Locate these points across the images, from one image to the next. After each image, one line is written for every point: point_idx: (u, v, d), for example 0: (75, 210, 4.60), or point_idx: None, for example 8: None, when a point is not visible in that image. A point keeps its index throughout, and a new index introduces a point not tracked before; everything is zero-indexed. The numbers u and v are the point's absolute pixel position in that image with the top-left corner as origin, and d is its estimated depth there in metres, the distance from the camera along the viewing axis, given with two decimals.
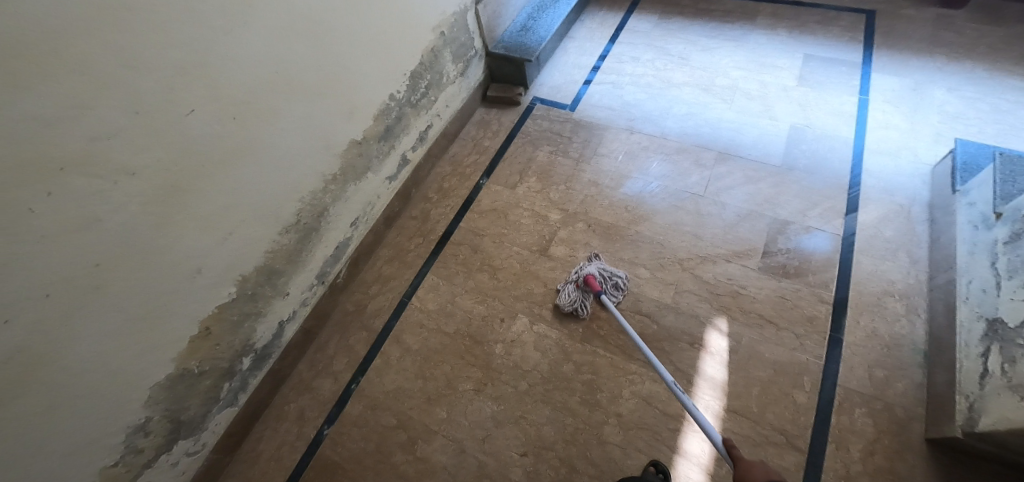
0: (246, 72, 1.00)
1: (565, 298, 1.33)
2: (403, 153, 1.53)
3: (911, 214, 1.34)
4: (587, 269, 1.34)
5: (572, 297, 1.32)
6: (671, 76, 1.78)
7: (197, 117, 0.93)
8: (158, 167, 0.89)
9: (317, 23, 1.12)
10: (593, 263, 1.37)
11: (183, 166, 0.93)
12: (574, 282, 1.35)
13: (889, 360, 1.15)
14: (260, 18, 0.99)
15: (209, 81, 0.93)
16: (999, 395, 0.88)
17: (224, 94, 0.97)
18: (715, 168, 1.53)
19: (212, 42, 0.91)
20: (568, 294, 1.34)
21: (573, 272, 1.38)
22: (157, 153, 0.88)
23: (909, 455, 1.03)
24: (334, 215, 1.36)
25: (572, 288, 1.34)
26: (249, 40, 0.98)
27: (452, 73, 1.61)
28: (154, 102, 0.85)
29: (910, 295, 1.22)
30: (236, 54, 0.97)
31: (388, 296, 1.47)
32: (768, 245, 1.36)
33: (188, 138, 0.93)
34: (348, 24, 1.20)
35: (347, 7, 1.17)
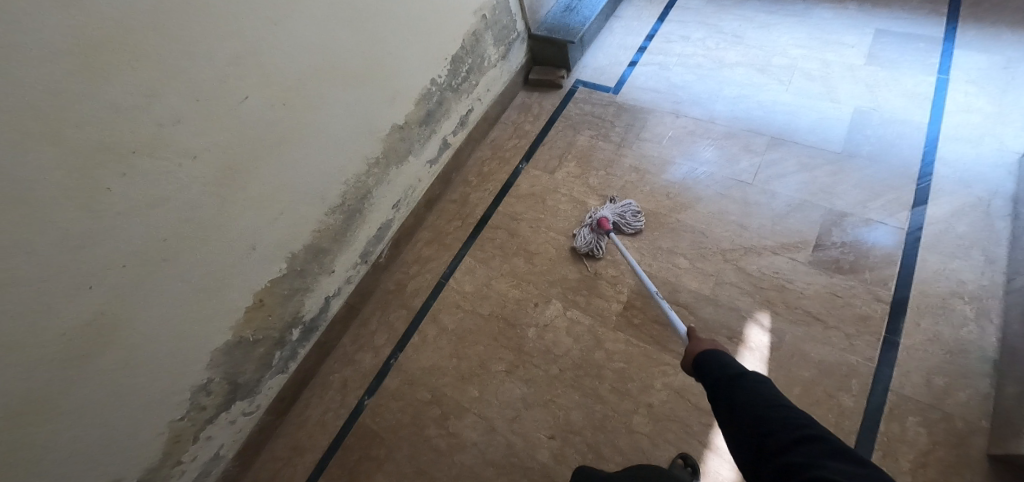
0: (296, 60, 1.05)
1: (580, 241, 1.40)
2: (444, 137, 1.56)
3: (991, 208, 1.21)
4: (600, 213, 1.41)
5: (587, 238, 1.39)
6: (724, 56, 1.68)
7: (250, 104, 0.99)
8: (216, 151, 0.96)
9: (363, 10, 1.15)
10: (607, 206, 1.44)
11: (238, 150, 1.00)
12: (588, 225, 1.42)
13: (952, 367, 1.06)
14: (309, 7, 1.03)
15: (262, 70, 0.99)
16: None
17: (275, 81, 1.02)
18: (766, 154, 1.44)
19: (264, 32, 0.96)
20: (583, 237, 1.41)
21: (586, 218, 1.45)
22: (215, 137, 0.95)
23: (967, 470, 0.96)
24: (376, 198, 1.41)
25: (587, 231, 1.40)
26: (299, 28, 1.03)
27: (493, 56, 1.61)
28: (212, 89, 0.91)
29: (982, 298, 1.11)
30: (287, 42, 1.01)
31: (427, 276, 1.52)
32: (820, 237, 1.27)
33: (243, 123, 0.99)
34: (392, 11, 1.22)
35: None
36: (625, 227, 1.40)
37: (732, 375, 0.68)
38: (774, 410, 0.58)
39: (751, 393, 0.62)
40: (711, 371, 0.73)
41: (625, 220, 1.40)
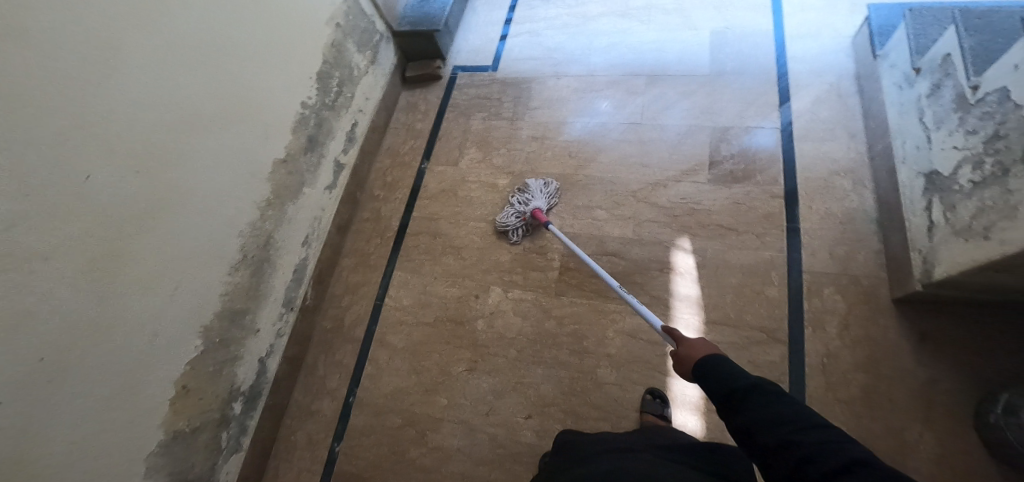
0: (138, 120, 0.93)
1: (503, 221, 1.39)
2: (335, 159, 1.47)
3: (841, 89, 1.35)
4: (538, 210, 1.35)
5: (514, 225, 1.37)
6: (586, 10, 1.73)
7: (98, 181, 0.87)
8: (72, 244, 0.84)
9: (200, 48, 1.04)
10: (541, 194, 1.38)
11: (102, 235, 0.88)
12: (519, 213, 1.37)
13: (847, 236, 1.18)
14: (132, 59, 0.92)
15: (99, 141, 0.87)
16: (948, 243, 0.95)
17: (121, 149, 0.91)
18: (648, 92, 1.51)
19: (86, 99, 0.85)
20: (508, 220, 1.38)
21: (517, 201, 1.39)
22: (67, 229, 0.83)
23: (881, 318, 1.09)
24: (281, 240, 1.32)
25: (518, 219, 1.37)
26: (131, 84, 0.92)
27: (363, 63, 1.53)
28: (43, 177, 0.79)
29: (855, 169, 1.25)
30: (120, 102, 0.90)
31: (362, 303, 1.45)
32: (713, 156, 1.36)
33: (96, 204, 0.87)
34: (233, 41, 1.12)
35: (227, 23, 1.10)
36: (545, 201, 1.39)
37: (740, 383, 0.58)
38: (803, 435, 0.49)
39: (771, 411, 0.53)
40: (709, 376, 0.64)
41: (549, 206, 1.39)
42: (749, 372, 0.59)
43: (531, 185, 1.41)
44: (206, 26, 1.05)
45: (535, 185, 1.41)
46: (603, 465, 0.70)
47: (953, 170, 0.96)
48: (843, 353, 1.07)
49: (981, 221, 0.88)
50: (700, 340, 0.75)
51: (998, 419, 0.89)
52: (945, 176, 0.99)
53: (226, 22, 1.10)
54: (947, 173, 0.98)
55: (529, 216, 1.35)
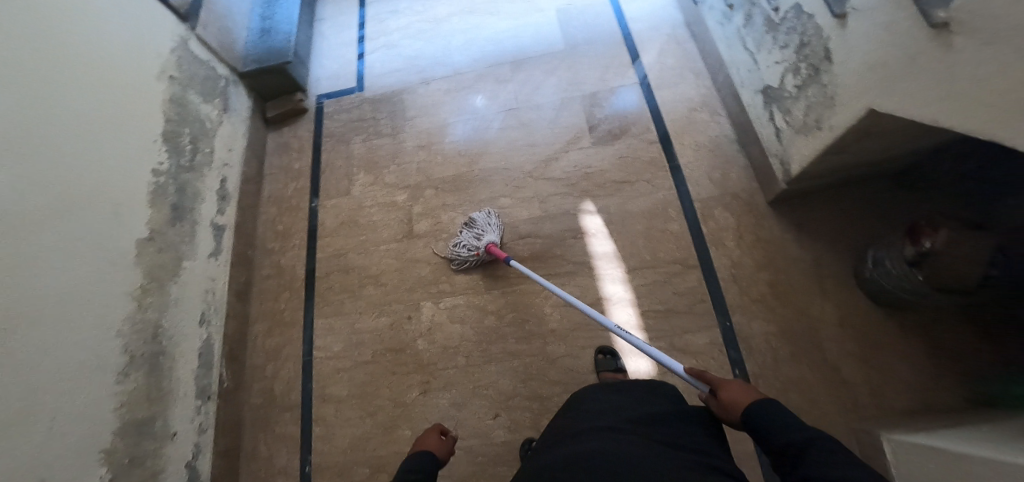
0: None
1: (456, 252, 1.31)
2: (211, 222, 1.34)
3: (678, 37, 1.51)
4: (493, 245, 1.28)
5: (466, 258, 1.30)
6: (435, 13, 1.74)
7: None
8: None
9: (12, 135, 0.88)
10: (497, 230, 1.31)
11: None
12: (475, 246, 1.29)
13: (719, 160, 1.33)
14: None
15: None
16: (794, 143, 1.11)
17: None
18: (516, 78, 1.56)
19: None
20: (462, 252, 1.31)
21: (474, 233, 1.31)
22: None
23: (764, 223, 1.25)
24: (172, 327, 1.16)
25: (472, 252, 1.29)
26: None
27: (213, 113, 1.40)
28: None
29: (708, 102, 1.40)
30: None
31: (288, 365, 1.33)
32: (590, 121, 1.45)
33: None
34: (52, 119, 0.96)
35: (38, 100, 0.94)
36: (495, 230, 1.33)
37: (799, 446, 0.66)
38: None
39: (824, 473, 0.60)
40: (768, 432, 0.71)
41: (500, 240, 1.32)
42: (805, 433, 0.67)
43: (487, 218, 1.33)
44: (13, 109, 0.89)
45: (480, 218, 1.34)
46: (593, 449, 0.68)
47: (779, 81, 1.12)
48: (745, 261, 1.22)
49: (812, 115, 1.03)
50: (734, 383, 0.82)
51: (871, 272, 1.10)
52: (775, 88, 1.15)
53: (39, 99, 0.94)
54: (776, 84, 1.14)
55: (483, 252, 1.27)
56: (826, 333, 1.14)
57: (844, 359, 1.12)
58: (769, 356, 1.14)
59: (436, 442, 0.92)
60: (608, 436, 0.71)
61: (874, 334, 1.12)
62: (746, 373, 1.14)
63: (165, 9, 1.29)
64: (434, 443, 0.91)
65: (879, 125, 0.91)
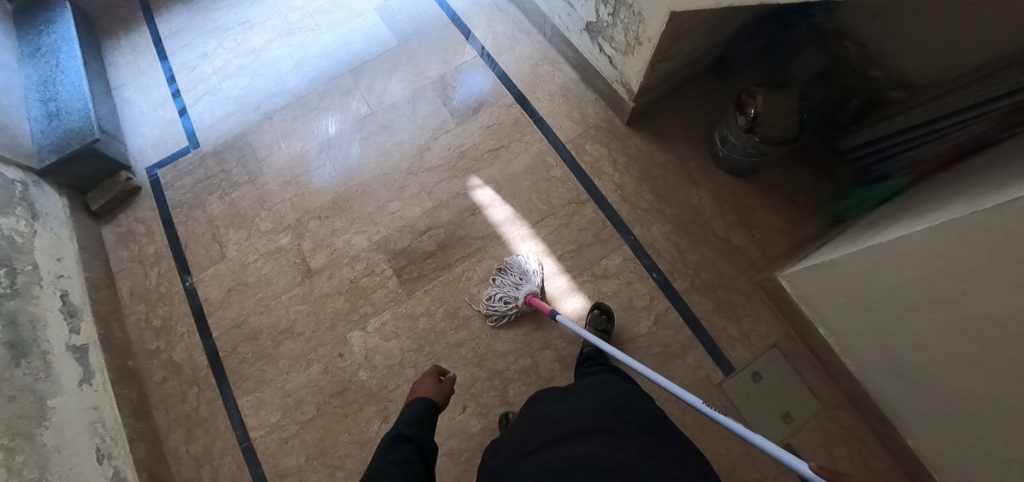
0: None
1: (493, 300, 1.23)
2: (67, 345, 1.13)
3: (499, 4, 1.59)
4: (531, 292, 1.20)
5: (504, 308, 1.22)
6: (250, 44, 1.63)
7: None
8: None
9: None
10: (534, 275, 1.23)
11: None
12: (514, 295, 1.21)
13: (572, 102, 1.43)
14: None
15: None
16: (626, 63, 1.24)
17: None
18: (360, 85, 1.52)
19: None
20: (499, 301, 1.22)
21: (517, 277, 1.24)
22: None
23: (628, 143, 1.39)
24: (64, 478, 0.96)
25: (512, 301, 1.21)
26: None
27: (21, 225, 1.17)
28: None
29: (545, 55, 1.50)
30: None
31: (226, 460, 1.18)
32: (448, 104, 1.47)
33: None
34: None
35: None
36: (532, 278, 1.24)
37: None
38: None
39: None
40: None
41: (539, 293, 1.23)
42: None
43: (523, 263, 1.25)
44: None
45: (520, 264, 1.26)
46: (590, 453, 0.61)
47: (595, 15, 1.24)
48: (626, 180, 1.35)
49: (631, 35, 1.16)
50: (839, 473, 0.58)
51: (723, 151, 1.29)
52: (594, 22, 1.26)
53: None
54: (594, 18, 1.25)
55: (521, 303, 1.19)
56: (708, 214, 1.31)
57: (730, 230, 1.30)
58: (674, 251, 1.29)
59: (431, 387, 0.90)
60: (610, 438, 0.64)
61: (742, 202, 1.32)
62: (662, 273, 1.27)
63: None
64: (430, 389, 0.89)
65: (684, 25, 1.05)
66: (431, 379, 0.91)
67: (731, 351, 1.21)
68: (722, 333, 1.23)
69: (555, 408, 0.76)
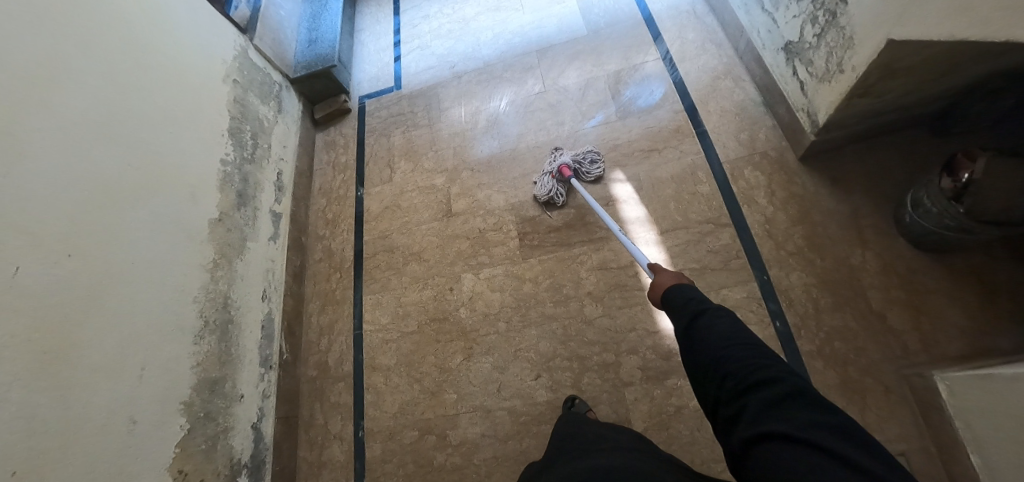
0: (71, 196, 0.93)
1: (540, 189, 1.39)
2: (270, 209, 1.46)
3: (698, 13, 1.57)
4: (560, 160, 1.39)
5: (550, 188, 1.38)
6: (464, 14, 1.87)
7: (64, 264, 0.89)
8: (39, 332, 0.82)
9: (121, 124, 1.06)
10: (566, 152, 1.42)
11: (65, 319, 0.87)
12: (549, 175, 1.40)
13: (745, 123, 1.36)
14: (72, 143, 0.95)
15: (55, 230, 0.89)
16: (818, 92, 1.14)
17: (73, 238, 0.91)
18: (542, 65, 1.65)
19: (40, 187, 0.88)
20: (544, 185, 1.39)
21: (546, 164, 1.43)
22: (36, 321, 0.82)
23: (795, 179, 1.27)
24: (238, 298, 1.27)
25: (548, 180, 1.39)
26: (38, 156, 0.88)
27: (269, 114, 1.55)
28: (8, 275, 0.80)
29: (731, 71, 1.44)
30: (61, 188, 0.91)
31: (340, 339, 1.42)
32: (616, 97, 1.51)
33: (54, 289, 0.86)
34: (153, 114, 1.14)
35: (146, 99, 1.13)
36: (594, 171, 1.39)
37: (692, 314, 0.71)
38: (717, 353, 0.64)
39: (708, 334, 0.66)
40: (680, 310, 0.74)
41: (586, 159, 1.40)
42: (696, 305, 0.72)
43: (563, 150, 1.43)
44: (127, 105, 1.08)
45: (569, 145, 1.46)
46: (592, 467, 0.70)
47: (798, 35, 1.16)
48: (778, 216, 1.24)
49: (833, 61, 1.06)
50: (668, 273, 0.87)
51: (912, 217, 1.11)
52: (795, 43, 1.18)
53: (141, 99, 1.12)
54: (796, 38, 1.17)
55: (555, 171, 1.38)
56: (868, 282, 1.14)
57: (889, 306, 1.11)
58: (810, 306, 1.15)
59: None
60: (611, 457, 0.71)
61: (920, 281, 1.12)
62: (787, 324, 1.14)
63: (228, 22, 1.48)
64: None
65: (900, 60, 0.92)
66: None
67: None
68: None
69: (591, 433, 0.84)
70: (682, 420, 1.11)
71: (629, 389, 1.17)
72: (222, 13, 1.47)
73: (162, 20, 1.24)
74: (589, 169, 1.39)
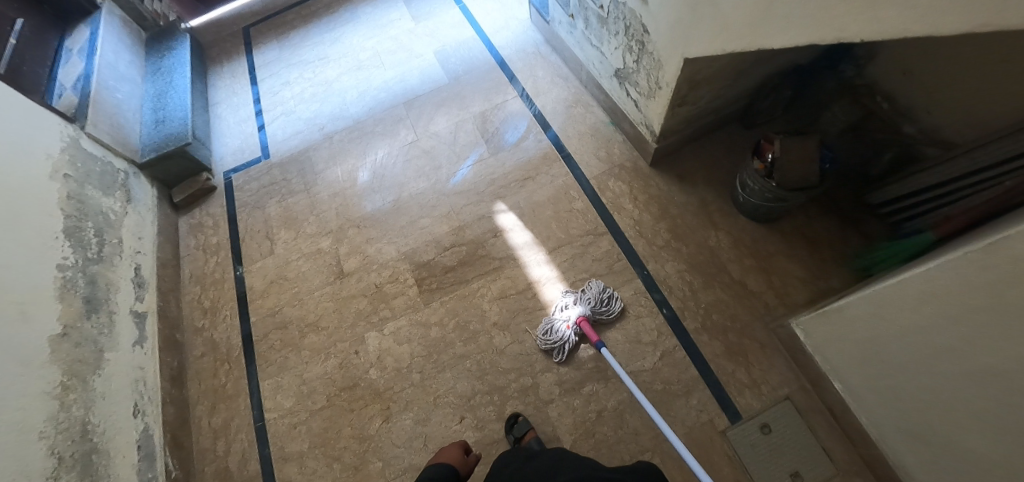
0: None
1: (547, 334, 1.24)
2: (130, 310, 1.30)
3: (543, 52, 1.75)
4: (580, 312, 1.23)
5: (560, 340, 1.22)
6: (325, 76, 1.88)
7: None
8: None
9: None
10: (581, 299, 1.26)
11: None
12: (563, 325, 1.23)
13: (601, 141, 1.53)
14: None
15: None
16: (648, 106, 1.31)
17: None
18: (411, 115, 1.70)
19: None
20: (553, 331, 1.23)
21: (561, 311, 1.25)
22: None
23: (652, 182, 1.44)
24: (101, 421, 1.09)
25: (564, 330, 1.23)
26: None
27: (116, 205, 1.40)
28: None
29: (580, 98, 1.62)
30: None
31: (240, 436, 1.28)
32: (486, 136, 1.61)
33: None
34: None
35: None
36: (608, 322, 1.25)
37: None
38: None
39: None
40: None
41: (605, 312, 1.25)
42: None
43: (576, 296, 1.27)
44: None
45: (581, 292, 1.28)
46: None
47: (622, 62, 1.34)
48: (644, 217, 1.39)
49: (652, 80, 1.23)
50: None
51: (743, 196, 1.31)
52: (621, 68, 1.36)
53: None
54: (621, 65, 1.35)
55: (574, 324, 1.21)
56: (727, 257, 1.31)
57: (747, 273, 1.29)
58: (687, 289, 1.29)
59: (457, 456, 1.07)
60: None
61: (765, 248, 1.31)
62: (673, 309, 1.27)
63: (50, 112, 1.34)
64: (456, 456, 1.08)
65: (700, 72, 1.12)
66: (459, 450, 1.09)
67: (739, 397, 1.16)
68: (730, 378, 1.18)
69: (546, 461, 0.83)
70: (605, 423, 1.16)
71: (552, 407, 1.19)
72: (39, 104, 1.32)
73: None
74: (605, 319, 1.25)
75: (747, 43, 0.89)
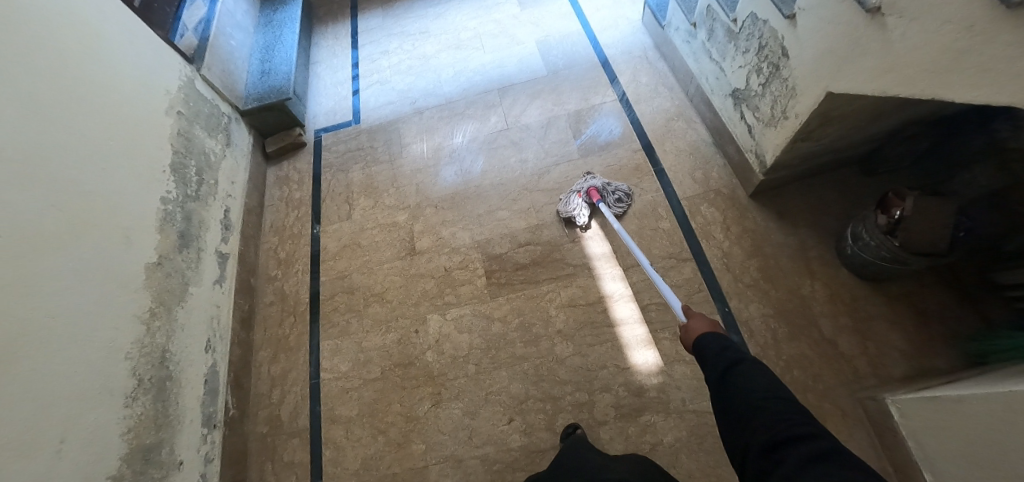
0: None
1: (566, 206, 1.40)
2: (215, 250, 1.35)
3: (650, 58, 1.67)
4: (590, 182, 1.40)
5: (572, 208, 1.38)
6: (424, 51, 1.87)
7: None
8: None
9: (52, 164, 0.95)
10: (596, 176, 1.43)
11: None
12: (576, 193, 1.40)
13: (699, 161, 1.44)
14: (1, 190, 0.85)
15: None
16: (765, 135, 1.22)
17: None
18: (504, 103, 1.67)
19: None
20: (570, 203, 1.39)
21: (575, 185, 1.43)
22: None
23: (748, 214, 1.35)
24: (178, 352, 1.15)
25: (576, 198, 1.39)
26: None
27: (216, 147, 1.45)
28: None
29: (683, 112, 1.53)
30: None
31: (295, 389, 1.32)
32: (577, 137, 1.55)
33: None
34: (91, 151, 1.04)
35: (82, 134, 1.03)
36: (616, 206, 1.38)
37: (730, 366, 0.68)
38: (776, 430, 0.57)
39: None
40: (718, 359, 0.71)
41: (615, 192, 1.39)
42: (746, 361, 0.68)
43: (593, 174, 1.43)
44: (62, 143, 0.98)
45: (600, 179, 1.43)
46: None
47: (744, 83, 1.25)
48: (734, 250, 1.31)
49: (778, 108, 1.14)
50: (704, 318, 0.83)
51: (852, 247, 1.19)
52: (743, 89, 1.27)
53: (75, 136, 1.02)
54: (742, 86, 1.26)
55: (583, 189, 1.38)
56: (819, 311, 1.21)
57: (839, 333, 1.18)
58: (769, 336, 1.20)
59: None
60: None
61: (865, 309, 1.20)
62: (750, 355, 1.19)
63: (173, 51, 1.40)
64: None
65: (837, 110, 1.02)
66: None
67: None
68: None
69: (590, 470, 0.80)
70: (657, 457, 1.11)
71: (604, 428, 1.15)
72: (166, 40, 1.38)
73: (101, 48, 1.15)
74: (612, 203, 1.38)
75: (919, 91, 0.78)
